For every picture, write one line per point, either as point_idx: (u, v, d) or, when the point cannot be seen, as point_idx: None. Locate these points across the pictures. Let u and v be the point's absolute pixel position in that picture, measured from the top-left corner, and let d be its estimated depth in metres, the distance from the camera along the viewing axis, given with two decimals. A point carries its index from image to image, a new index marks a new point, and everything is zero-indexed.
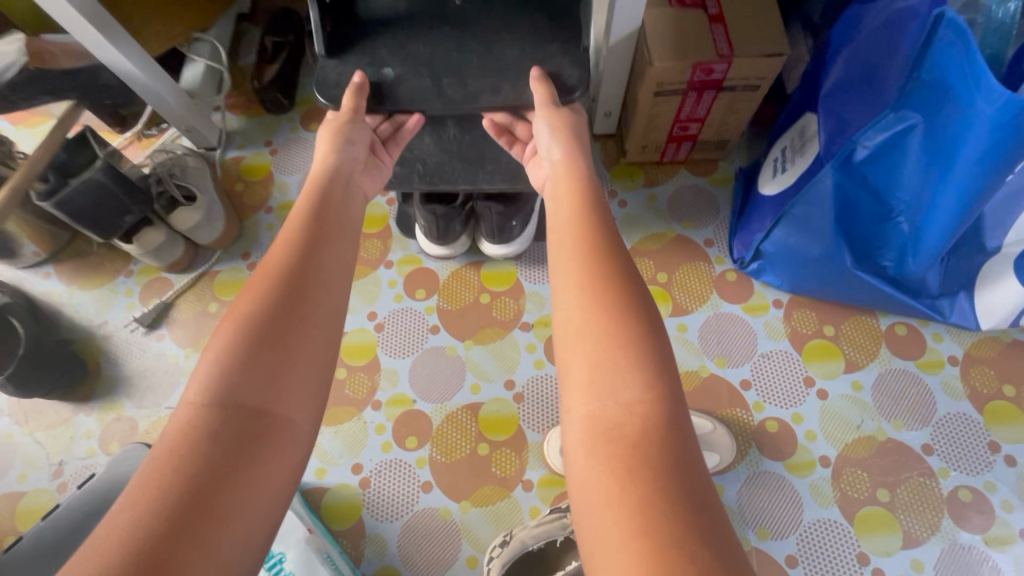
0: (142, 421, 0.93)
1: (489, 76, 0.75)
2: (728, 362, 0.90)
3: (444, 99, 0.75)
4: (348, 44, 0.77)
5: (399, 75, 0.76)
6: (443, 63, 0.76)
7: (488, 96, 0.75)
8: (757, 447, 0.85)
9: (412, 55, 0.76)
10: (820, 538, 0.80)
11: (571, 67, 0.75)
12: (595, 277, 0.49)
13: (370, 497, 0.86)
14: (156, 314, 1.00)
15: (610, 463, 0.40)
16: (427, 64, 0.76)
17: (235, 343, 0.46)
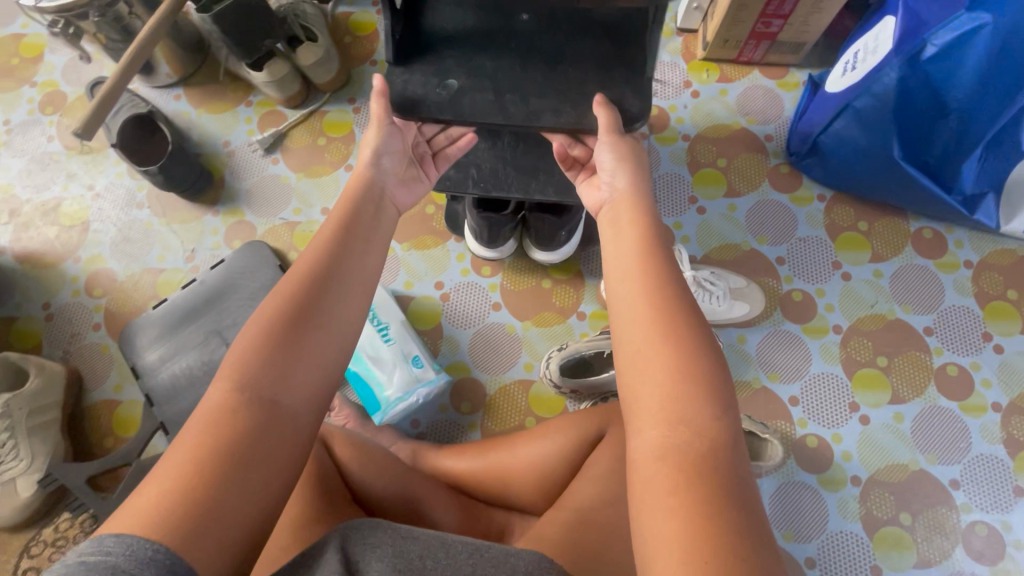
0: (260, 226, 1.09)
1: (552, 96, 0.66)
2: (768, 240, 1.03)
3: (505, 116, 0.66)
4: (414, 50, 0.68)
5: (463, 87, 0.67)
6: (508, 80, 0.67)
7: (550, 117, 0.66)
8: (781, 311, 0.99)
9: (478, 69, 0.68)
10: (821, 386, 0.95)
11: (633, 97, 0.66)
12: (649, 306, 0.48)
13: (449, 308, 1.02)
14: (272, 141, 1.14)
15: (675, 470, 0.42)
16: (492, 79, 0.67)
17: (263, 342, 0.47)
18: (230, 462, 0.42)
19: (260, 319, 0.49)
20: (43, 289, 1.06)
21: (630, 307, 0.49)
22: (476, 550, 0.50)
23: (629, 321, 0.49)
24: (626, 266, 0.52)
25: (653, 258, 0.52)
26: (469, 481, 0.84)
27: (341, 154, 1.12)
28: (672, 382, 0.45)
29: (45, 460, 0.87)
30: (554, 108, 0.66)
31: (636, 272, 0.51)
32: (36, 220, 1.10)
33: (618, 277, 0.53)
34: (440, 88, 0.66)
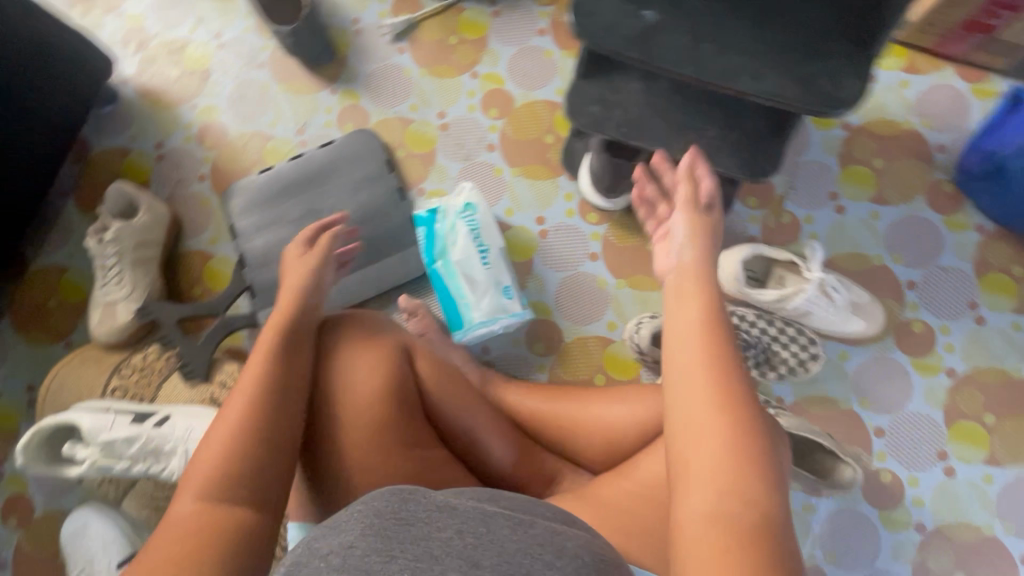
0: (374, 115, 1.05)
1: (753, 55, 0.57)
2: (903, 260, 0.94)
3: (697, 69, 0.57)
4: None
5: (657, 23, 0.58)
6: (709, 25, 0.58)
7: (745, 79, 0.56)
8: (895, 338, 0.91)
9: (679, 5, 0.59)
10: (913, 425, 0.89)
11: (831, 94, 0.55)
12: (708, 386, 0.44)
13: (544, 246, 0.98)
14: (403, 29, 1.08)
15: (727, 550, 0.38)
16: (692, 20, 0.58)
17: (232, 470, 0.52)
18: (214, 561, 0.47)
19: (223, 443, 0.54)
20: (158, 128, 1.07)
21: (688, 376, 0.45)
22: (523, 524, 0.49)
23: (680, 387, 0.45)
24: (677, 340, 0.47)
25: (715, 337, 0.46)
26: (538, 428, 0.85)
27: (470, 59, 1.06)
28: (722, 444, 0.42)
29: (143, 294, 0.90)
30: (755, 72, 0.56)
31: (694, 342, 0.46)
32: (160, 57, 1.10)
33: (671, 322, 0.49)
34: (633, 19, 0.58)
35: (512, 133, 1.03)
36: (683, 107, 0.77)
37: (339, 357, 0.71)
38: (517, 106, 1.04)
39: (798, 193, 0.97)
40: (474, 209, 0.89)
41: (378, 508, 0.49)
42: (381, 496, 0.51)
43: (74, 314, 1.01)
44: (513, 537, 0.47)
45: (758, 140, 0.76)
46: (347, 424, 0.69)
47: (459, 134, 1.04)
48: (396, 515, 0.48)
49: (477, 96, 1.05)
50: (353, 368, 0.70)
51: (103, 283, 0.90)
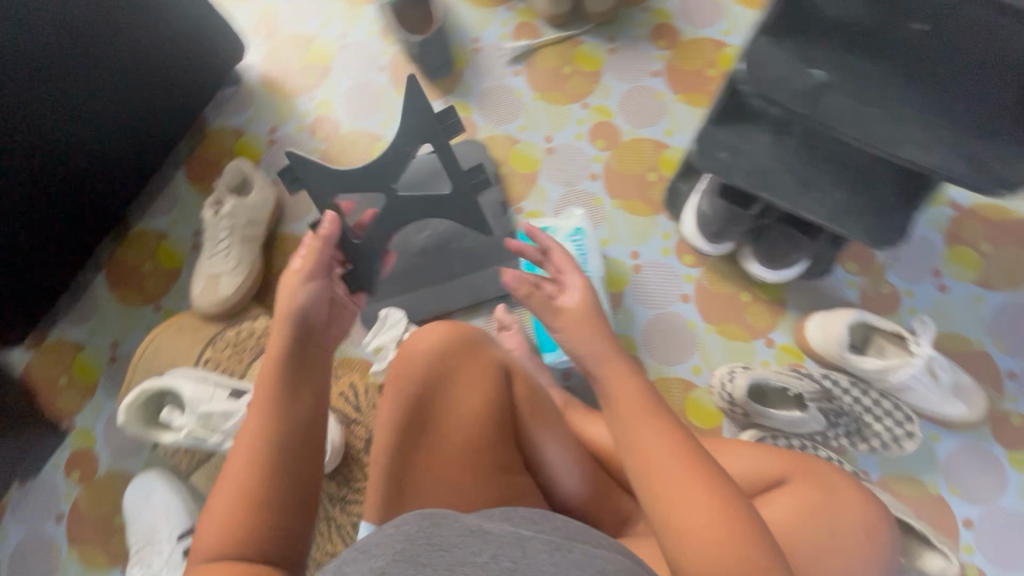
0: (482, 130, 1.08)
1: (926, 127, 0.57)
2: (1004, 348, 0.91)
3: (860, 133, 0.58)
4: (791, 28, 0.60)
5: (827, 83, 0.59)
6: (881, 91, 0.58)
7: (911, 148, 0.56)
8: (992, 428, 0.88)
9: (854, 68, 0.59)
10: (1005, 523, 0.85)
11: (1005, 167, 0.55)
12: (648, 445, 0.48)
13: (636, 282, 0.98)
14: (522, 53, 1.11)
15: None
16: (864, 85, 0.59)
17: (254, 457, 0.51)
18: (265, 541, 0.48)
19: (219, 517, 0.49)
20: (273, 114, 1.11)
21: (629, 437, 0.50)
22: (559, 550, 0.50)
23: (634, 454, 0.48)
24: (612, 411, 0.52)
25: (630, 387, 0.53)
26: (617, 462, 0.80)
27: (582, 90, 1.09)
28: (672, 492, 0.45)
29: (245, 270, 0.91)
30: (926, 144, 0.56)
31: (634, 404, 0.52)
32: (285, 49, 1.15)
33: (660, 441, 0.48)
34: (803, 77, 0.59)
35: (617, 166, 1.04)
36: (810, 166, 0.77)
37: (436, 358, 0.70)
38: (624, 140, 1.05)
39: (900, 264, 0.95)
40: (583, 235, 0.90)
41: (409, 533, 0.51)
42: (410, 520, 0.53)
43: (167, 280, 1.03)
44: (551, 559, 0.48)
45: (887, 209, 0.75)
46: (441, 434, 0.67)
47: (564, 160, 1.05)
48: (429, 539, 0.50)
49: (586, 125, 1.07)
50: (450, 377, 0.69)
51: (212, 254, 0.92)
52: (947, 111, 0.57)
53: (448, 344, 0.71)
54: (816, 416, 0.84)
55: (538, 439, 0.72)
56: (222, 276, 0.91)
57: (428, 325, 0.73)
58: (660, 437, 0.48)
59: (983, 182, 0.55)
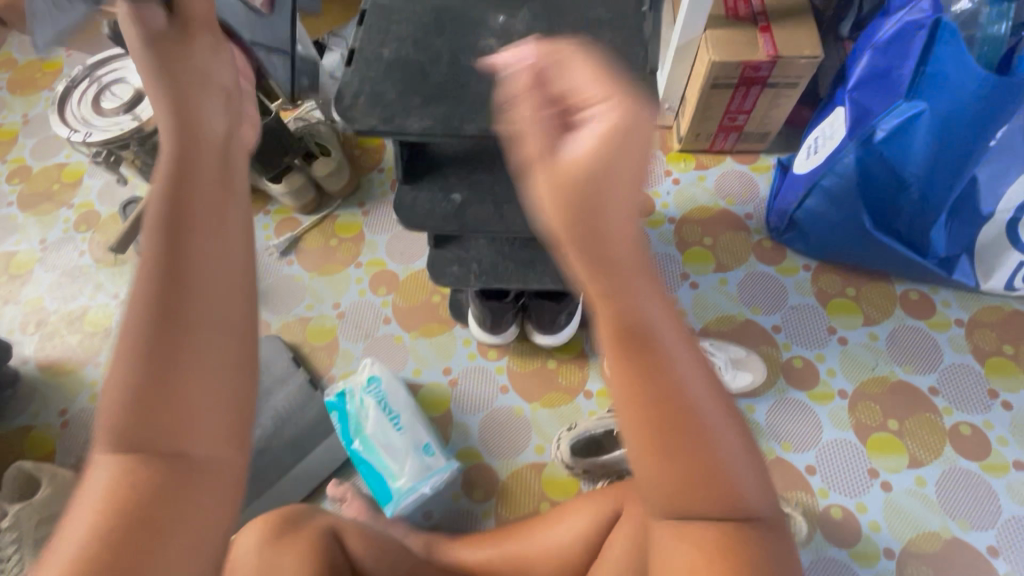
0: (274, 323, 1.14)
1: None
2: (761, 310, 1.07)
3: (503, 225, 0.71)
4: (422, 171, 0.74)
5: (465, 200, 0.72)
6: (505, 190, 0.73)
7: None
8: (784, 378, 1.01)
9: (480, 181, 0.73)
10: (836, 453, 0.94)
11: None
12: (654, 386, 0.35)
13: (457, 394, 1.04)
14: (289, 243, 1.22)
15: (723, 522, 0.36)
16: (491, 190, 0.73)
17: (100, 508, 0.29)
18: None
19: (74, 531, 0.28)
20: (61, 395, 1.09)
21: (625, 371, 0.36)
22: None
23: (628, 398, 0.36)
24: (607, 336, 0.36)
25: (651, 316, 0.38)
26: None
27: (352, 252, 1.21)
28: (683, 450, 0.35)
29: None
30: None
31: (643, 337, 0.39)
32: (61, 329, 1.16)
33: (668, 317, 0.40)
34: (445, 203, 0.72)
35: (403, 302, 1.14)
36: (524, 248, 0.91)
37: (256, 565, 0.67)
38: (402, 279, 1.16)
39: None
40: (378, 381, 0.93)
41: None
42: None
43: None
44: None
45: None
46: None
47: (356, 318, 1.13)
48: None
49: (365, 280, 1.17)
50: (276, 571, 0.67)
51: None
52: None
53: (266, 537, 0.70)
54: None
55: None
56: None
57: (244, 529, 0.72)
58: (693, 375, 0.36)
59: None
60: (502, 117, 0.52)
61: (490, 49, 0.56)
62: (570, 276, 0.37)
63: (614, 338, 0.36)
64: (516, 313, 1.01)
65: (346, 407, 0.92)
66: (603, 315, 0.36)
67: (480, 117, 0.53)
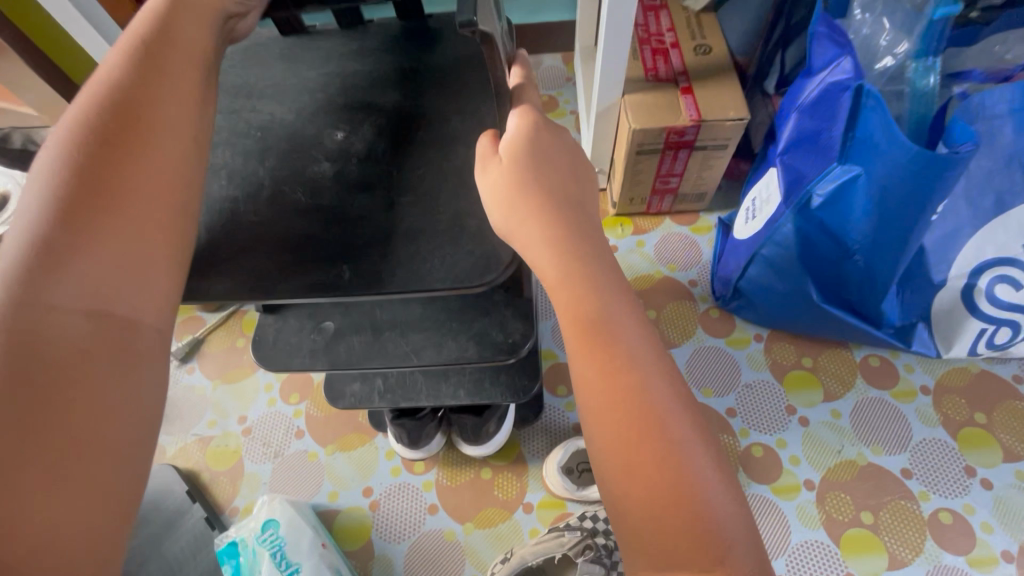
0: (171, 446, 1.00)
1: (433, 328, 0.60)
2: (713, 392, 0.97)
3: (383, 359, 0.59)
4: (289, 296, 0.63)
5: (340, 329, 0.61)
6: (387, 312, 0.62)
7: (431, 352, 0.59)
8: (744, 470, 0.90)
9: (357, 304, 0.62)
10: (808, 559, 0.83)
11: (514, 321, 0.59)
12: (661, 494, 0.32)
13: (379, 519, 0.90)
14: (189, 348, 1.08)
15: None
16: (370, 313, 0.62)
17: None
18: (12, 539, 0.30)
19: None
20: None
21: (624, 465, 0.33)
22: None
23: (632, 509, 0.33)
24: (604, 449, 0.34)
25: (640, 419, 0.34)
26: None
27: None
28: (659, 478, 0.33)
29: None
30: (438, 342, 0.59)
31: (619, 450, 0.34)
32: None
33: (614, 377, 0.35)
34: (315, 334, 0.60)
35: (318, 410, 1.01)
36: None
37: None
38: (317, 381, 1.03)
39: None
40: (275, 525, 0.79)
41: None
42: None
43: None
44: None
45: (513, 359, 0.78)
46: None
47: (265, 433, 0.99)
48: None
49: (275, 387, 1.04)
50: None
51: None
52: (441, 302, 0.61)
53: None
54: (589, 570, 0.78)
55: None
56: None
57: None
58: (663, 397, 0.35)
59: (492, 353, 0.58)
60: (328, 269, 0.41)
61: (321, 177, 0.45)
62: (586, 396, 0.36)
63: (607, 450, 0.34)
64: (439, 422, 0.89)
65: (237, 560, 0.77)
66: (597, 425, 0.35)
67: (300, 270, 0.41)
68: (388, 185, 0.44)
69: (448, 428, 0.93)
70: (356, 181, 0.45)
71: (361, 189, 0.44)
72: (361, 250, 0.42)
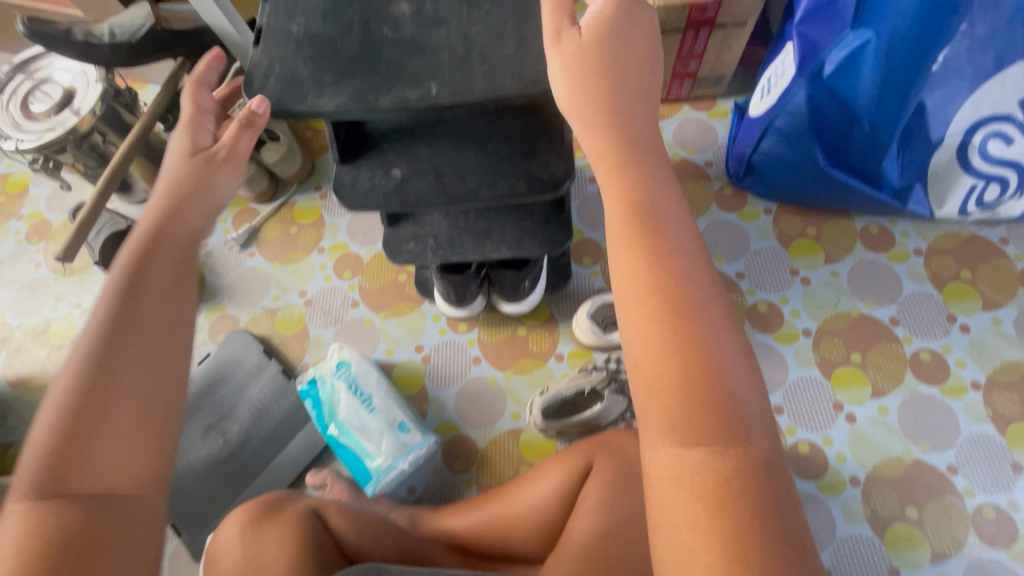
0: (242, 317, 1.13)
1: (487, 171, 0.70)
2: (724, 258, 1.07)
3: (446, 197, 0.70)
4: (362, 150, 0.73)
5: (406, 175, 0.71)
6: (446, 161, 0.72)
7: (486, 191, 0.70)
8: (749, 323, 1.02)
9: (419, 155, 0.72)
10: (802, 391, 0.97)
11: (558, 161, 0.69)
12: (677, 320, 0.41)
13: (430, 369, 1.05)
14: (248, 235, 1.20)
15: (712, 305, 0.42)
16: (431, 162, 0.72)
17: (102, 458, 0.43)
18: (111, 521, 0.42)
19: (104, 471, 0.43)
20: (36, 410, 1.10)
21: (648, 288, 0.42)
22: None
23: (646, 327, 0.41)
24: (646, 206, 0.45)
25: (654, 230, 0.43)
26: (474, 541, 0.85)
27: (313, 239, 1.19)
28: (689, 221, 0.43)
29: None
30: (491, 182, 0.70)
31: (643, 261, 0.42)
32: (27, 345, 1.16)
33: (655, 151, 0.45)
34: (386, 179, 0.71)
35: (369, 284, 1.13)
36: (478, 215, 0.90)
37: (237, 555, 0.71)
38: (367, 260, 1.15)
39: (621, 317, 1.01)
40: (347, 364, 0.93)
41: None
42: None
43: None
44: None
45: (549, 218, 0.89)
46: None
47: (324, 304, 1.13)
48: None
49: (329, 266, 1.16)
50: (259, 553, 0.70)
51: None
52: (491, 151, 0.71)
53: (246, 523, 0.73)
54: (613, 398, 0.92)
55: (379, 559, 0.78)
56: None
57: (225, 519, 0.75)
58: None
59: (539, 189, 0.68)
60: (416, 88, 0.51)
61: (401, 17, 0.53)
62: (633, 167, 0.45)
63: (648, 207, 0.44)
64: (480, 284, 1.01)
65: (317, 394, 0.92)
66: (621, 255, 0.44)
67: (393, 88, 0.51)
68: (458, 19, 0.53)
69: (487, 292, 1.05)
70: (432, 17, 0.53)
71: (436, 23, 0.53)
72: (441, 73, 0.51)
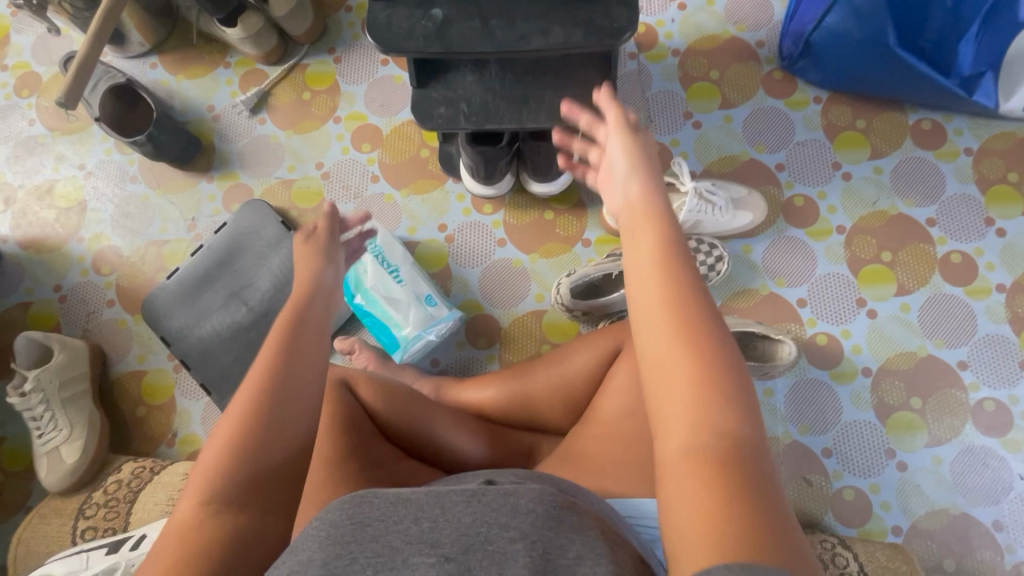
0: (257, 187, 1.09)
1: (539, 16, 0.63)
2: (765, 149, 1.02)
3: (494, 45, 0.63)
4: None
5: (448, 16, 0.64)
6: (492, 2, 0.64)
7: (538, 38, 0.63)
8: (784, 217, 1.00)
9: None
10: (829, 287, 0.97)
11: (619, 8, 0.62)
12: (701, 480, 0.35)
13: (454, 249, 1.03)
14: (257, 100, 1.11)
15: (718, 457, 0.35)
16: (476, 2, 0.64)
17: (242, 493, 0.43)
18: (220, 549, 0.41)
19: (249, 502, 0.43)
20: (50, 273, 1.09)
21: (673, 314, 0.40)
22: (472, 495, 0.40)
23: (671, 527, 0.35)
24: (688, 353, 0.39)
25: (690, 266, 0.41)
26: (495, 409, 0.88)
27: (328, 108, 1.10)
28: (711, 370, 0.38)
29: (83, 429, 0.95)
30: (544, 28, 0.63)
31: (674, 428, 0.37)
32: (32, 205, 1.11)
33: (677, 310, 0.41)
34: (425, 20, 0.64)
35: (390, 158, 1.07)
36: (516, 80, 0.83)
37: None
38: (386, 133, 1.08)
39: None
40: (373, 236, 0.91)
41: (533, 511, 0.39)
42: (537, 497, 0.40)
43: (24, 482, 0.98)
44: (466, 511, 0.39)
45: (592, 86, 0.82)
46: None
47: (342, 178, 1.08)
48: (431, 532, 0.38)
49: (346, 137, 1.09)
50: None
51: (41, 433, 0.94)
52: None
53: None
54: None
55: (410, 422, 0.79)
56: (62, 445, 0.94)
57: None
58: None
59: (597, 38, 0.62)
60: None
61: None
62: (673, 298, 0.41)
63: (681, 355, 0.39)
64: (510, 160, 0.96)
65: None
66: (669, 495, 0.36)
67: None
68: None
69: (515, 172, 1.00)
70: None
71: None
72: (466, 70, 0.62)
